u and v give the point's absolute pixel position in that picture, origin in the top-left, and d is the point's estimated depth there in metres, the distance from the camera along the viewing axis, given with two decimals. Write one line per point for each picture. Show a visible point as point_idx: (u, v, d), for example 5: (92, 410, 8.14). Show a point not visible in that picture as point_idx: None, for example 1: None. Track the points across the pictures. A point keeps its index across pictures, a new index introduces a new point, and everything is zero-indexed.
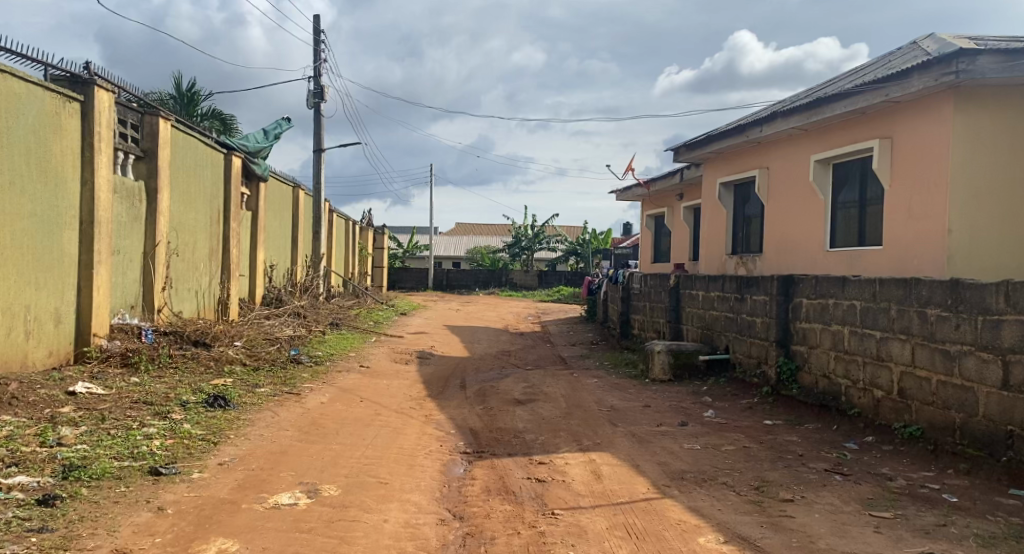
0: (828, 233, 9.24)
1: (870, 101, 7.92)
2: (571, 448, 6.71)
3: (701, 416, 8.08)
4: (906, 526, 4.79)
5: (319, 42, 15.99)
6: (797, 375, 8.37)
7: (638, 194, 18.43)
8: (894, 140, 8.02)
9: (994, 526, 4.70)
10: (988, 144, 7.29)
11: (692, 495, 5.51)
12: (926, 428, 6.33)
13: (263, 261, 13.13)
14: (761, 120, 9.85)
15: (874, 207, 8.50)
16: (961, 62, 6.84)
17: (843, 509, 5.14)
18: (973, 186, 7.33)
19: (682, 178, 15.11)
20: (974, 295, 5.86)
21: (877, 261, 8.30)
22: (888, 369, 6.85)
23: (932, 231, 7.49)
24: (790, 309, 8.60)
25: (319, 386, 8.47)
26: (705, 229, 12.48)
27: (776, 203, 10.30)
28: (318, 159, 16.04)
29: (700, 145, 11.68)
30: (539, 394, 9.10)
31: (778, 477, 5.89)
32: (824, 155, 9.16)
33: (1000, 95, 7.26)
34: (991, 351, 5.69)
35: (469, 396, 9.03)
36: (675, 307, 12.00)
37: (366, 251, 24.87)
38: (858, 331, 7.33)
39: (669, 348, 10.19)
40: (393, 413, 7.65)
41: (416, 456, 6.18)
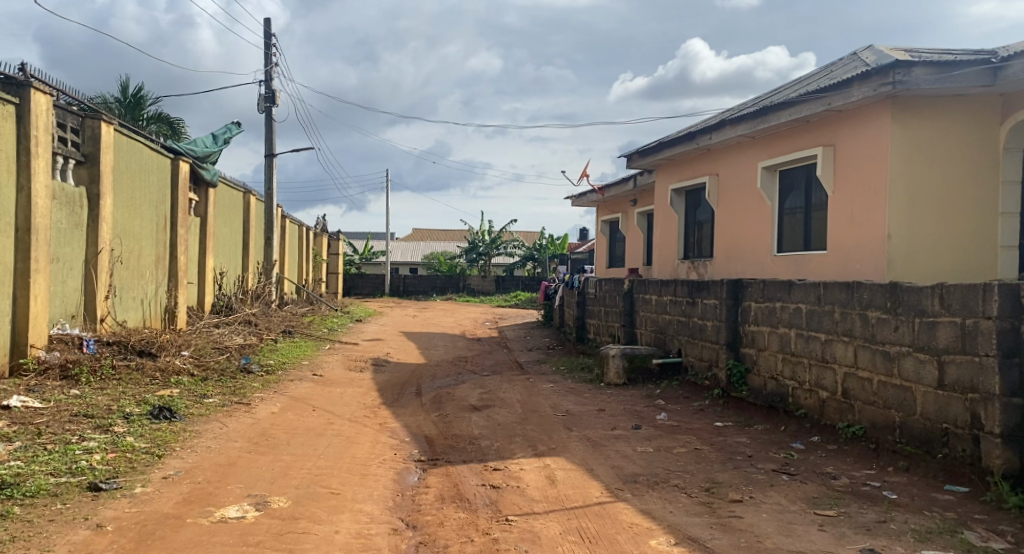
0: (775, 238, 9.48)
1: (814, 110, 8.15)
2: (526, 454, 6.73)
3: (654, 419, 8.18)
4: (848, 524, 4.92)
5: (270, 45, 15.77)
6: (746, 377, 8.55)
7: (592, 200, 18.65)
8: (836, 148, 8.26)
9: (930, 521, 4.84)
10: (923, 151, 7.57)
11: (644, 497, 5.59)
12: (868, 428, 6.52)
13: (213, 268, 12.87)
14: (710, 128, 10.06)
15: (818, 212, 8.75)
16: (897, 73, 7.08)
17: (789, 509, 5.26)
18: (911, 192, 7.59)
19: (637, 183, 15.37)
20: (912, 298, 6.04)
21: (822, 265, 8.54)
22: (833, 371, 7.04)
23: (874, 235, 7.74)
24: (739, 312, 8.80)
25: (270, 396, 8.33)
26: (658, 234, 12.69)
27: (725, 209, 10.52)
28: (270, 165, 15.82)
29: (652, 152, 11.86)
30: (495, 400, 9.11)
31: (728, 477, 6.02)
32: (771, 162, 9.39)
33: (934, 104, 7.53)
34: (928, 351, 5.86)
35: (425, 403, 9.00)
36: (630, 312, 12.16)
37: (320, 258, 24.56)
38: (803, 334, 7.52)
39: (623, 351, 10.34)
40: (346, 422, 7.57)
41: (369, 465, 6.12)
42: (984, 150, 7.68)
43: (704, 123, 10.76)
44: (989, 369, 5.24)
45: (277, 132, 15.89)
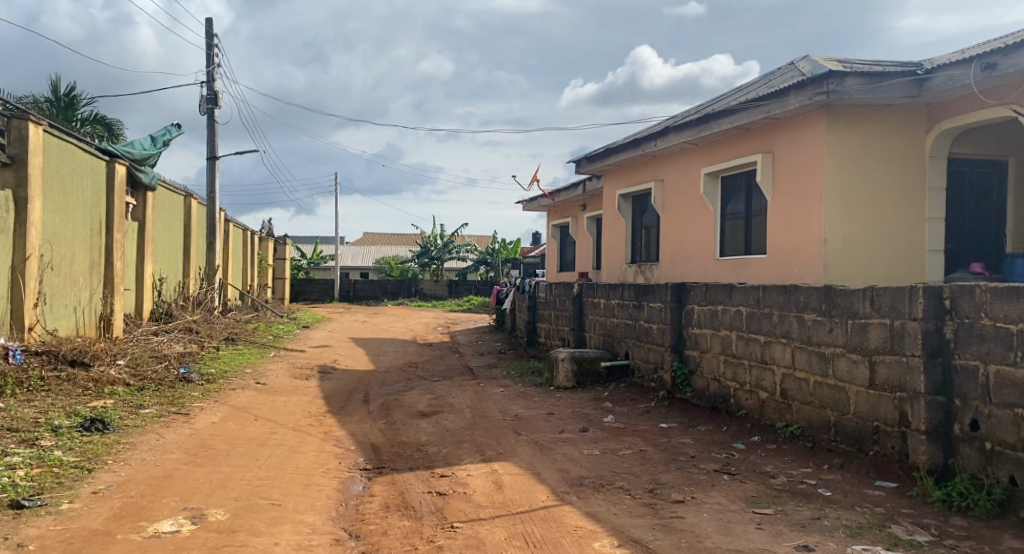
0: (717, 242, 9.70)
1: (753, 118, 8.38)
2: (473, 460, 6.74)
3: (601, 421, 8.28)
4: (785, 521, 5.06)
5: (212, 45, 15.44)
6: (690, 379, 8.71)
7: (543, 205, 18.76)
8: (775, 155, 8.50)
9: (861, 517, 4.99)
10: (855, 158, 7.84)
11: (589, 500, 5.65)
12: (805, 427, 6.72)
13: (151, 275, 12.53)
14: (655, 134, 10.25)
15: (757, 217, 8.99)
16: (830, 83, 7.33)
17: (729, 508, 5.38)
18: (844, 198, 7.84)
19: (586, 189, 15.54)
20: (845, 301, 6.24)
21: (763, 268, 8.77)
22: (772, 371, 7.23)
23: (811, 240, 7.98)
24: (683, 315, 8.95)
25: (209, 406, 8.15)
26: (606, 239, 12.84)
27: (670, 214, 10.72)
28: (212, 167, 15.48)
29: (599, 158, 12.01)
30: (444, 406, 9.09)
31: (670, 478, 6.12)
32: (713, 169, 9.60)
33: (865, 113, 7.81)
34: (859, 352, 6.06)
35: (372, 410, 8.92)
36: (579, 315, 12.27)
37: (266, 262, 24.11)
38: (744, 336, 7.71)
39: (572, 355, 10.45)
40: (289, 431, 7.46)
41: (313, 475, 6.04)
42: (912, 157, 7.97)
43: (649, 129, 10.95)
44: (915, 368, 5.39)
45: (219, 135, 15.57)
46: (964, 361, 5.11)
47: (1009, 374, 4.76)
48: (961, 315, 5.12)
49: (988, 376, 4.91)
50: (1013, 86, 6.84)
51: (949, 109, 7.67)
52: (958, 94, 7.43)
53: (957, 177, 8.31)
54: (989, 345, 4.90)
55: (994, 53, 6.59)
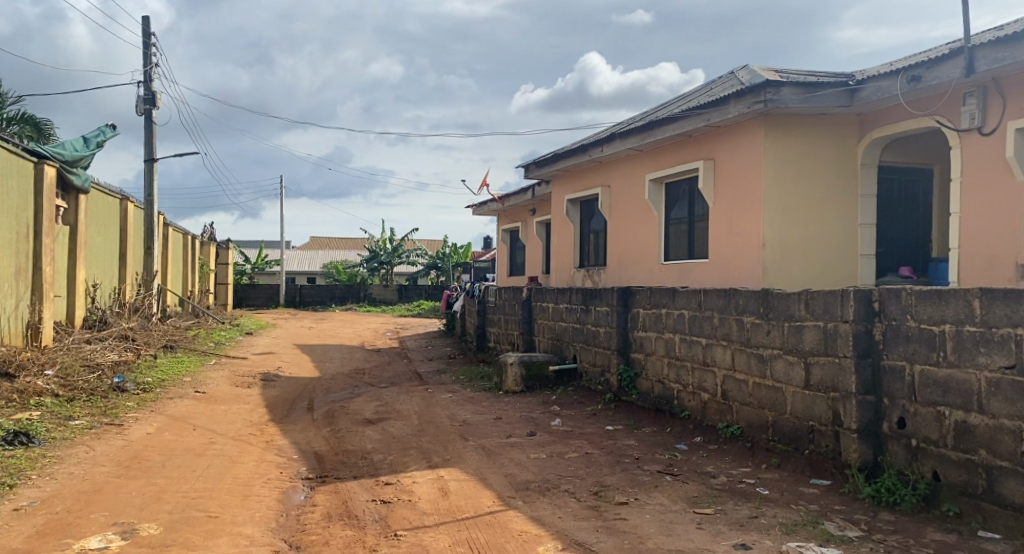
0: (662, 246, 9.86)
1: (695, 126, 8.55)
2: (419, 467, 6.70)
3: (549, 425, 8.32)
4: (724, 521, 5.16)
5: (149, 44, 15.03)
6: (636, 382, 8.83)
7: (493, 210, 18.78)
8: (716, 162, 8.68)
9: (796, 515, 5.12)
10: (790, 165, 8.06)
11: (535, 504, 5.66)
12: (744, 428, 6.87)
13: (84, 281, 12.11)
14: (601, 140, 10.36)
15: (700, 222, 9.17)
16: (768, 92, 7.53)
17: (671, 508, 5.46)
18: (781, 203, 8.06)
19: (535, 194, 15.62)
20: (781, 304, 6.41)
21: (705, 273, 8.94)
22: (713, 373, 7.37)
23: (750, 245, 8.17)
24: (629, 319, 9.07)
25: (144, 416, 7.91)
26: (555, 243, 12.93)
27: (616, 218, 10.86)
28: (150, 170, 15.06)
29: (547, 163, 12.09)
30: (391, 413, 9.01)
31: (615, 480, 6.18)
32: (657, 175, 9.75)
33: (800, 122, 8.04)
34: (795, 354, 6.22)
35: (316, 418, 8.78)
36: (528, 320, 12.32)
37: (208, 267, 23.56)
38: (686, 338, 7.84)
39: (521, 359, 10.49)
40: (229, 441, 7.30)
41: (252, 486, 5.92)
42: (845, 165, 8.22)
43: (596, 135, 11.08)
44: (847, 369, 5.55)
45: (157, 136, 15.16)
46: (892, 361, 5.28)
47: (932, 373, 4.94)
48: (890, 317, 5.29)
49: (914, 376, 5.09)
50: (937, 97, 7.12)
51: (879, 119, 7.94)
52: (887, 104, 7.70)
53: (886, 183, 8.62)
54: (915, 346, 5.09)
55: (919, 66, 6.85)
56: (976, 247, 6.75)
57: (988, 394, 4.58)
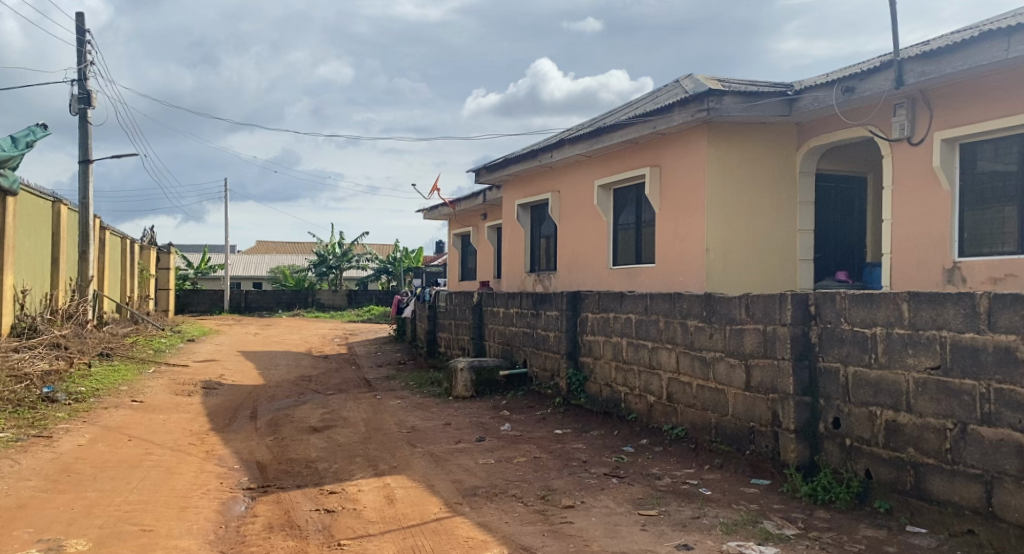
0: (610, 251, 9.96)
1: (641, 133, 8.66)
2: (365, 474, 6.62)
3: (498, 430, 8.32)
4: (667, 522, 5.22)
5: (84, 42, 14.56)
6: (585, 385, 8.90)
7: (443, 214, 18.72)
8: (662, 169, 8.81)
9: (736, 514, 5.22)
10: (733, 173, 8.23)
11: (482, 510, 5.65)
12: (688, 429, 6.97)
13: (13, 287, 11.64)
14: (551, 146, 10.42)
15: (646, 228, 9.30)
16: (711, 101, 7.67)
17: (616, 511, 5.51)
18: (725, 210, 8.22)
19: (486, 199, 15.64)
20: (723, 308, 6.53)
21: (651, 277, 9.07)
22: (659, 376, 7.46)
23: (695, 250, 8.32)
24: (578, 323, 9.12)
25: (76, 427, 7.64)
26: (506, 248, 12.95)
27: (566, 223, 10.94)
28: (85, 171, 14.59)
29: (498, 168, 12.10)
30: (337, 420, 8.88)
31: (562, 484, 6.21)
32: (606, 181, 9.85)
33: (743, 130, 8.22)
34: (736, 356, 6.34)
35: (260, 426, 8.60)
36: (479, 324, 12.29)
37: (148, 272, 22.91)
38: (633, 342, 7.92)
39: (471, 365, 10.46)
40: (166, 451, 7.10)
41: (190, 497, 5.76)
42: (784, 172, 8.44)
43: (546, 141, 11.14)
44: (785, 371, 5.68)
45: (93, 137, 14.69)
46: (828, 363, 5.43)
47: (865, 374, 5.10)
48: (825, 320, 5.45)
49: (847, 377, 5.24)
50: (870, 108, 7.36)
51: (816, 128, 8.17)
52: (823, 114, 7.92)
53: (823, 191, 8.88)
54: (849, 347, 5.24)
55: (852, 78, 7.07)
56: (905, 252, 7.00)
57: (915, 394, 4.74)
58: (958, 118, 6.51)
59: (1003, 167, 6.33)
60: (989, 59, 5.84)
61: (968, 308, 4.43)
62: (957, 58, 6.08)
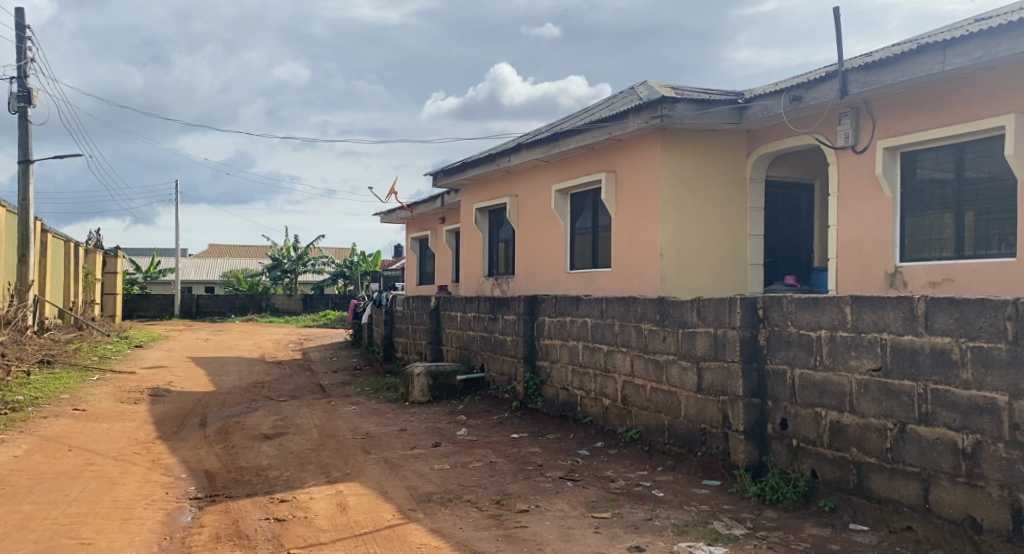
0: (567, 255, 10.01)
1: (597, 138, 8.73)
2: (317, 482, 6.52)
3: (454, 435, 8.28)
4: (621, 524, 5.25)
5: (24, 38, 14.10)
6: (541, 389, 8.91)
7: (401, 217, 18.60)
8: (618, 174, 8.89)
9: (687, 515, 5.28)
10: (686, 179, 8.34)
11: (436, 516, 5.61)
12: (642, 432, 7.03)
13: None
14: (509, 151, 10.44)
15: (602, 232, 9.38)
16: (664, 108, 7.77)
17: (570, 514, 5.52)
18: (679, 215, 8.33)
19: (444, 202, 15.57)
20: (675, 311, 6.61)
21: (608, 281, 9.14)
22: (614, 379, 7.51)
23: (650, 255, 8.41)
24: (535, 326, 9.14)
25: (13, 438, 7.38)
26: (464, 252, 12.92)
27: (523, 227, 10.96)
28: (25, 172, 14.12)
29: (456, 172, 12.07)
30: (290, 427, 8.74)
31: (517, 488, 6.20)
32: (563, 185, 9.90)
33: (696, 137, 8.34)
34: (688, 359, 6.41)
35: (209, 434, 8.42)
36: (436, 329, 12.22)
37: (93, 276, 22.27)
38: (589, 345, 7.96)
39: (428, 369, 10.40)
40: (109, 461, 6.89)
41: (133, 508, 5.61)
42: (735, 178, 8.58)
43: (503, 145, 11.16)
44: (734, 373, 5.76)
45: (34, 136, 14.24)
46: (776, 365, 5.53)
47: (811, 376, 5.20)
48: (773, 323, 5.55)
49: (794, 378, 5.35)
50: (816, 116, 7.54)
51: (765, 136, 8.33)
52: (772, 122, 8.08)
53: (773, 197, 9.05)
54: (795, 350, 5.35)
55: (799, 87, 7.23)
56: (850, 256, 7.18)
57: (858, 395, 4.85)
58: (900, 127, 6.71)
59: (941, 175, 6.52)
60: (927, 71, 6.02)
61: (906, 311, 4.55)
62: (898, 69, 6.26)
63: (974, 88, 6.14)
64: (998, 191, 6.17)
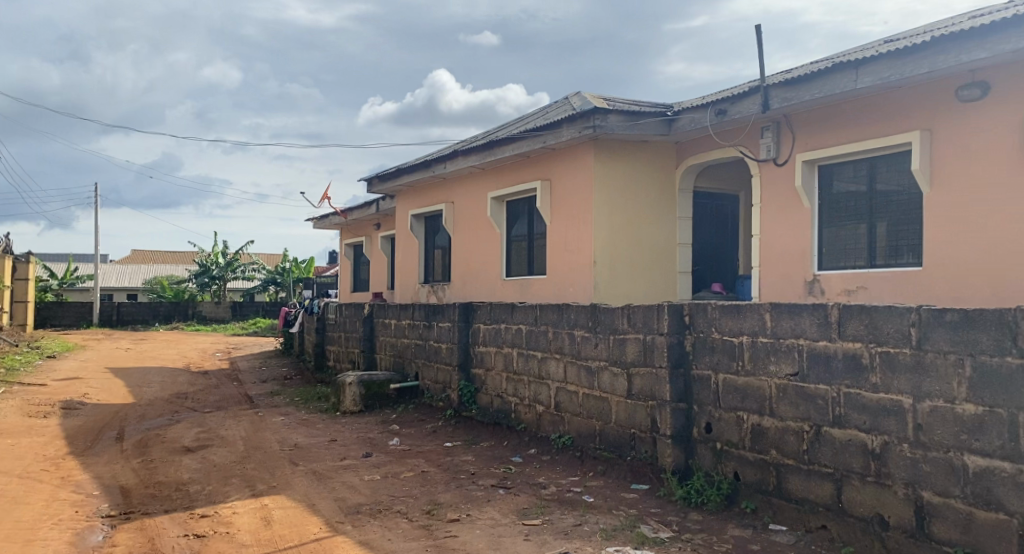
0: (503, 263, 10.01)
1: (532, 147, 8.76)
2: (241, 496, 6.32)
3: (386, 445, 8.16)
4: (551, 530, 5.26)
5: None
6: (476, 397, 8.88)
7: (334, 223, 18.29)
8: (553, 182, 8.95)
9: (616, 520, 5.32)
10: (619, 188, 8.46)
11: (364, 528, 5.50)
12: (575, 438, 7.07)
13: None
14: (444, 158, 10.40)
15: (538, 240, 9.42)
16: (597, 118, 7.86)
17: (500, 522, 5.50)
18: (612, 223, 8.43)
19: (380, 209, 15.37)
20: (607, 318, 6.67)
21: (542, 289, 9.18)
22: (547, 386, 7.54)
23: (583, 262, 8.49)
24: (470, 334, 9.09)
25: None
26: (399, 259, 12.78)
27: (459, 234, 10.91)
28: None
29: (391, 178, 11.94)
30: (214, 439, 8.46)
31: (448, 498, 6.15)
32: (498, 193, 9.91)
33: (628, 147, 8.46)
34: (619, 366, 6.48)
35: (126, 448, 8.07)
36: (369, 337, 12.05)
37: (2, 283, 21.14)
38: (523, 353, 7.97)
39: (360, 378, 10.23)
40: (14, 480, 6.53)
41: (38, 530, 5.32)
42: (665, 187, 8.74)
43: (439, 152, 11.10)
44: (662, 378, 5.84)
45: None
46: (701, 370, 5.64)
47: (733, 381, 5.33)
48: (698, 329, 5.66)
49: (718, 383, 5.46)
50: (741, 129, 7.75)
51: (693, 148, 8.52)
52: (700, 134, 8.27)
53: (700, 206, 9.26)
54: (719, 356, 5.46)
55: (725, 101, 7.42)
56: (773, 265, 7.41)
57: (777, 399, 4.99)
58: (818, 141, 6.96)
59: (856, 187, 6.78)
60: (843, 88, 6.26)
61: (821, 318, 4.70)
62: (816, 85, 6.49)
63: (887, 105, 6.41)
64: (907, 203, 6.44)
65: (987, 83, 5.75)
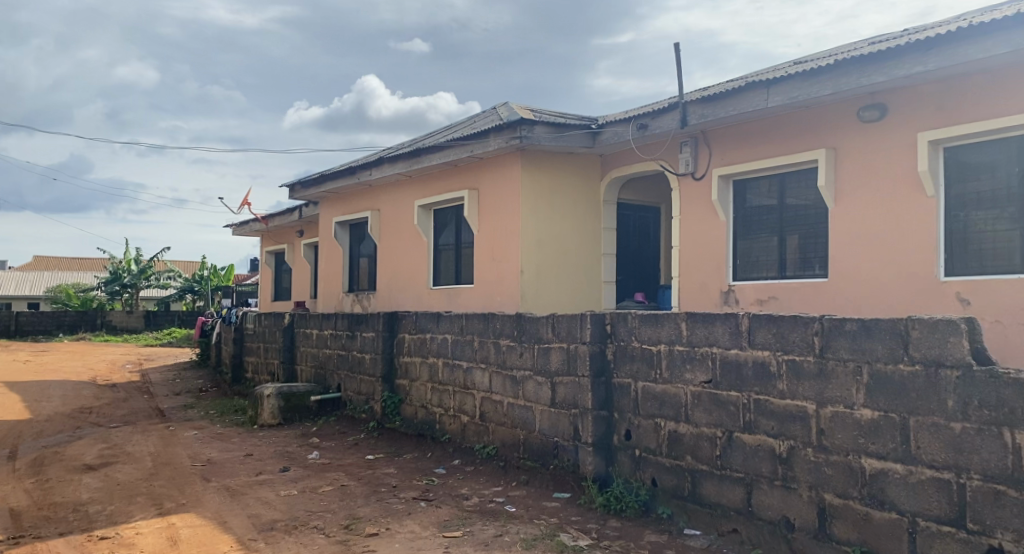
0: (429, 272, 9.91)
1: (458, 157, 8.72)
2: (146, 515, 6.02)
3: (305, 459, 7.93)
4: (471, 542, 5.20)
5: None
6: (399, 408, 8.75)
7: (255, 229, 17.77)
8: (480, 192, 8.94)
9: (536, 529, 5.31)
10: (545, 197, 8.50)
11: (277, 545, 5.33)
12: (499, 448, 7.05)
13: None
14: (369, 165, 10.25)
15: (463, 249, 9.39)
16: (523, 129, 7.90)
17: (420, 535, 5.41)
18: (537, 233, 8.47)
19: (304, 216, 15.01)
20: (531, 327, 6.68)
21: (469, 298, 9.15)
22: (472, 396, 7.50)
23: (510, 272, 8.50)
24: (394, 343, 8.96)
25: None
26: (323, 267, 12.52)
27: (384, 243, 10.77)
28: None
29: (314, 185, 11.69)
30: (119, 456, 8.05)
31: (368, 511, 6.02)
32: (425, 202, 9.83)
33: (553, 158, 8.53)
34: (543, 374, 6.49)
35: (20, 467, 7.59)
36: (290, 347, 11.73)
37: None
38: (448, 363, 7.91)
39: (280, 390, 9.94)
40: None
41: None
42: (590, 199, 8.85)
43: (364, 159, 10.93)
44: (584, 387, 5.88)
45: None
46: (622, 379, 5.70)
47: (651, 389, 5.41)
48: (619, 338, 5.73)
49: (638, 391, 5.54)
50: (661, 143, 7.93)
51: (616, 161, 8.67)
52: (622, 148, 8.42)
53: (623, 218, 9.41)
54: (638, 364, 5.54)
55: (646, 115, 7.58)
56: (692, 275, 7.58)
57: (693, 406, 5.09)
58: (735, 156, 7.17)
59: (768, 202, 7.02)
60: (757, 106, 6.47)
61: (733, 327, 4.83)
62: (732, 102, 6.69)
63: (798, 123, 6.67)
64: (814, 217, 6.70)
65: (886, 106, 6.07)
